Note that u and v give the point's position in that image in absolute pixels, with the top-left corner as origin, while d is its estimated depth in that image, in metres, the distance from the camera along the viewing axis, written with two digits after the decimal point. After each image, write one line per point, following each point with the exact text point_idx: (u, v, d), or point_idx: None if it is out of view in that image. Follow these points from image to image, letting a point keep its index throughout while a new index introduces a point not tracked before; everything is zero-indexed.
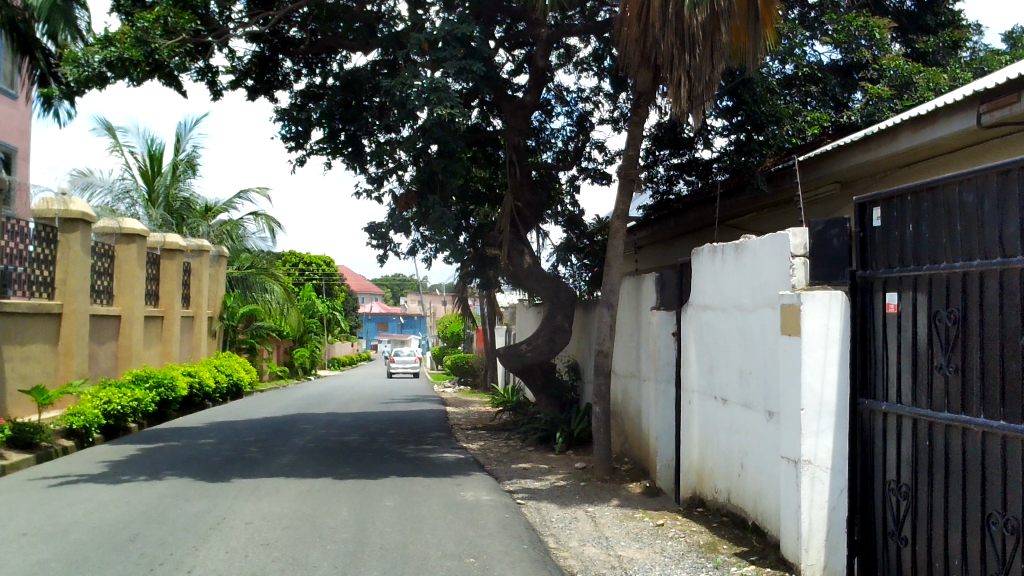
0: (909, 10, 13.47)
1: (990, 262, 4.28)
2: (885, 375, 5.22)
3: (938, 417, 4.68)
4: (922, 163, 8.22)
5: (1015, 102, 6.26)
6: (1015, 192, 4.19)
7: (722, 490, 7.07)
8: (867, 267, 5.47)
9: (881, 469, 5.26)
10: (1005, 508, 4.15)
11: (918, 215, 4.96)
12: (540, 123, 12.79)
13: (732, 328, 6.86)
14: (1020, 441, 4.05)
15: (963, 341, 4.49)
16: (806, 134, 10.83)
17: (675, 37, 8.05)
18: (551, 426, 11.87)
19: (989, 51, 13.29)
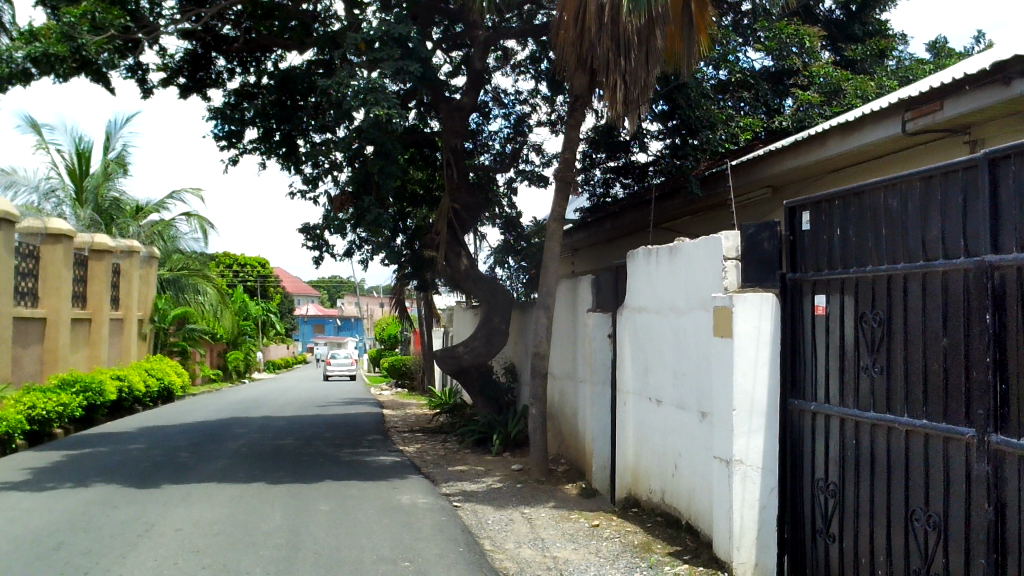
0: (837, 19, 13.78)
1: (913, 265, 4.40)
2: (814, 375, 5.34)
3: (864, 417, 4.80)
4: (850, 169, 8.42)
5: (938, 110, 6.45)
6: (937, 197, 4.31)
7: (656, 490, 7.15)
8: (796, 269, 5.58)
9: (809, 468, 5.37)
10: (927, 505, 4.27)
11: (845, 220, 5.08)
12: (476, 126, 12.77)
13: (666, 330, 6.93)
14: (942, 439, 4.18)
15: (888, 342, 4.60)
16: (739, 138, 11.05)
17: (611, 42, 8.09)
18: (488, 428, 11.87)
19: (915, 60, 13.68)
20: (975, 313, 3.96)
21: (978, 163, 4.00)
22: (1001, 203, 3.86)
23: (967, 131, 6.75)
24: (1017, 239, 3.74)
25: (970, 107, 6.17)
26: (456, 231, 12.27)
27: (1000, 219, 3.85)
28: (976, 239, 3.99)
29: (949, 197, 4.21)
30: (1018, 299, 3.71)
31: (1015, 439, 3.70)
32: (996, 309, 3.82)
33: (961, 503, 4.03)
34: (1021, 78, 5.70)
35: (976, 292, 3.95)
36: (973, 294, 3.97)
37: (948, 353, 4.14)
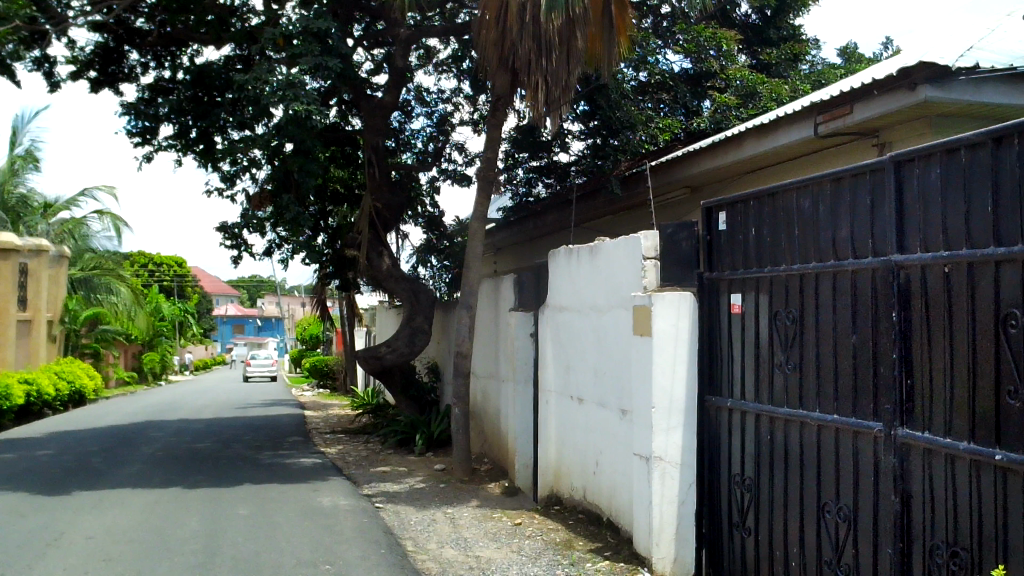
0: (754, 24, 14.05)
1: (824, 264, 4.52)
2: (730, 373, 5.44)
3: (777, 412, 4.92)
4: (764, 171, 8.61)
5: (848, 114, 6.65)
6: (847, 198, 4.42)
7: (578, 488, 7.21)
8: (713, 268, 5.69)
9: (726, 464, 5.48)
10: (838, 498, 4.40)
11: (760, 220, 5.19)
12: (399, 124, 12.70)
13: (587, 329, 7.00)
14: (851, 433, 4.31)
15: (801, 340, 4.73)
16: (658, 140, 11.15)
17: (532, 41, 8.12)
18: (411, 428, 11.81)
19: (827, 65, 14.05)
20: (882, 311, 4.10)
21: (884, 166, 4.12)
22: (906, 204, 3.99)
23: (875, 134, 6.96)
24: (922, 239, 3.87)
25: (878, 112, 6.37)
26: (378, 230, 12.18)
27: (905, 220, 3.98)
28: (882, 240, 4.12)
29: (859, 197, 4.33)
30: (923, 297, 3.84)
31: (920, 432, 3.84)
32: (901, 307, 3.95)
33: (869, 496, 4.17)
34: (926, 84, 5.90)
35: (884, 291, 4.08)
36: (881, 293, 4.10)
37: (858, 350, 4.26)
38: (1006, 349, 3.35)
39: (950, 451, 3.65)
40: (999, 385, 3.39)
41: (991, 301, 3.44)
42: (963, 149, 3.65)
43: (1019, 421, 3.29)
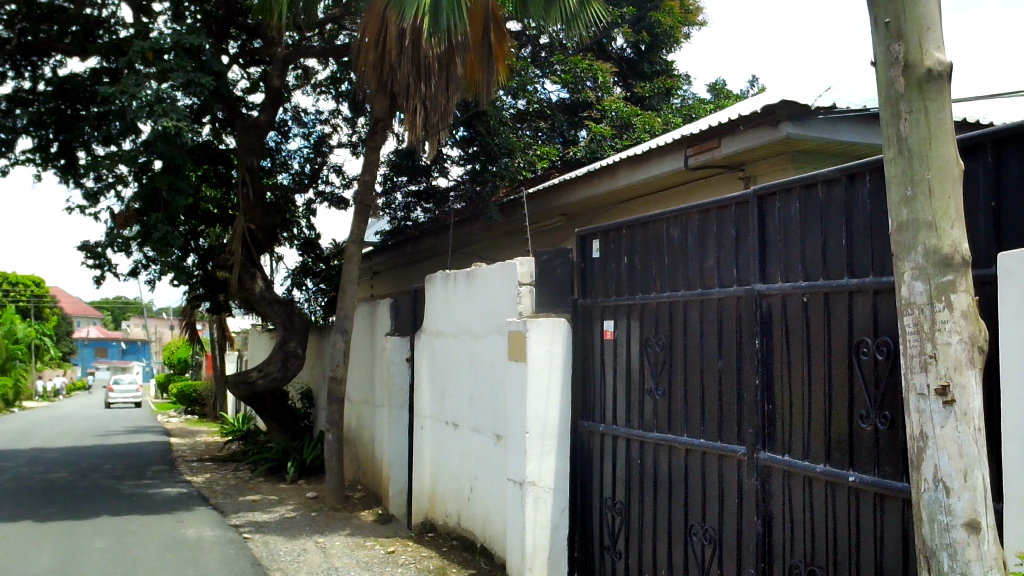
0: (628, 57, 14.40)
1: (692, 292, 4.66)
2: (603, 398, 5.53)
3: (647, 437, 5.02)
4: (637, 200, 8.84)
5: (716, 147, 6.89)
6: (713, 229, 4.57)
7: (452, 513, 7.18)
8: (586, 295, 5.79)
9: (597, 487, 5.56)
10: (704, 520, 4.52)
11: (632, 248, 5.31)
12: (275, 144, 12.45)
13: (463, 354, 7.00)
14: (717, 456, 4.44)
15: (669, 366, 4.86)
16: (536, 166, 11.33)
17: (411, 66, 8.14)
18: (282, 455, 11.52)
19: (697, 100, 14.55)
20: (746, 339, 4.24)
21: (749, 200, 4.28)
22: (768, 236, 4.16)
23: (741, 167, 7.25)
24: (783, 269, 4.04)
25: (744, 146, 6.62)
26: (251, 251, 11.89)
27: (768, 251, 4.15)
28: (746, 270, 4.28)
29: (724, 228, 4.48)
30: (783, 325, 4.00)
31: (781, 455, 3.99)
32: (764, 335, 4.10)
33: (732, 519, 4.30)
34: (788, 121, 6.17)
35: (747, 319, 4.23)
36: (745, 321, 4.25)
37: (723, 375, 4.41)
38: (858, 375, 3.52)
39: (808, 473, 3.80)
40: (852, 410, 3.56)
41: (846, 331, 3.61)
42: (819, 184, 3.83)
43: (870, 444, 3.46)
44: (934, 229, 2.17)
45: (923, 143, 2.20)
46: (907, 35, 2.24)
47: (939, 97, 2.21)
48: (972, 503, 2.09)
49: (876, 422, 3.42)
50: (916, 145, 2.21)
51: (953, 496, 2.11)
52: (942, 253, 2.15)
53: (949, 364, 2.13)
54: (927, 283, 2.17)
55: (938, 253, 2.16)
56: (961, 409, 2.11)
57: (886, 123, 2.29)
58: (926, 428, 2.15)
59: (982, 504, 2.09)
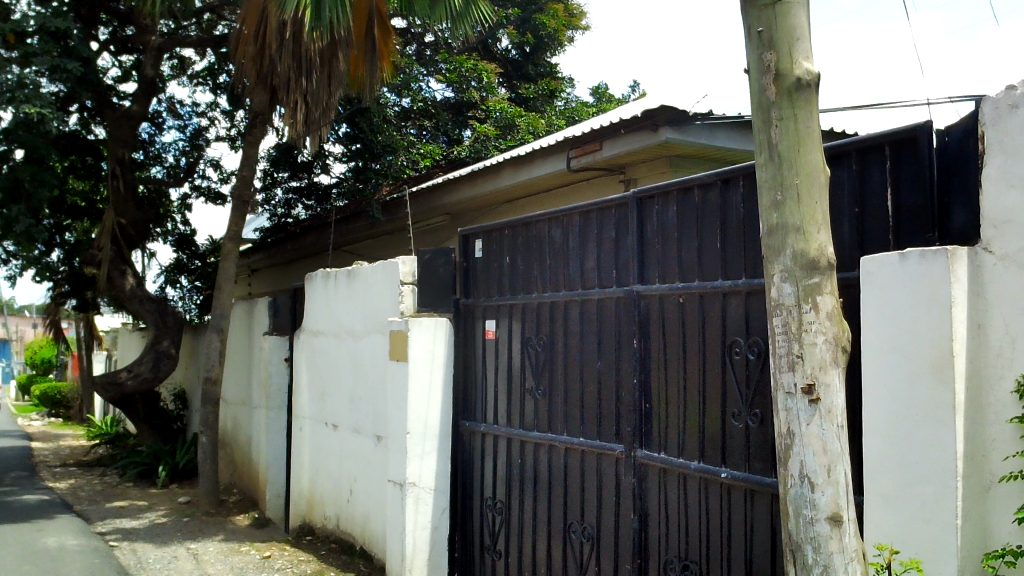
0: (513, 58, 14.46)
1: (573, 293, 4.71)
2: (484, 399, 5.53)
3: (527, 436, 5.05)
4: (521, 200, 8.90)
5: (597, 150, 6.97)
6: (594, 230, 4.62)
7: (330, 516, 7.07)
8: (469, 295, 5.79)
9: (478, 487, 5.57)
10: (583, 518, 4.57)
11: (514, 248, 5.33)
12: (148, 136, 11.92)
13: (343, 354, 6.88)
14: (595, 455, 4.49)
15: (550, 366, 4.90)
16: (419, 165, 11.24)
17: (291, 60, 7.99)
18: (153, 459, 11.10)
19: (580, 103, 14.73)
20: (625, 339, 4.31)
21: (628, 202, 4.34)
22: (646, 238, 4.23)
23: (622, 171, 7.39)
24: (660, 271, 4.12)
25: (625, 150, 6.73)
26: (121, 247, 11.40)
27: (646, 252, 4.22)
28: (624, 270, 4.35)
29: (604, 229, 4.53)
30: (660, 326, 4.09)
31: (657, 453, 4.07)
32: (641, 335, 4.18)
33: (610, 516, 4.36)
34: (666, 126, 6.30)
35: (626, 319, 4.31)
36: (624, 322, 4.32)
37: (602, 375, 4.47)
38: (731, 375, 3.63)
39: (683, 470, 3.89)
40: (725, 408, 3.66)
41: (720, 331, 3.71)
42: (695, 188, 3.92)
43: (741, 441, 3.57)
44: (802, 233, 2.17)
45: (792, 150, 2.20)
46: (779, 44, 2.24)
47: (808, 105, 2.21)
48: (835, 497, 2.10)
49: (747, 420, 3.52)
50: (786, 152, 2.20)
51: (817, 490, 2.12)
52: (809, 257, 2.15)
53: (815, 363, 2.14)
54: (794, 286, 2.17)
55: (806, 256, 2.16)
56: (825, 407, 2.13)
57: (758, 130, 2.28)
58: (793, 426, 2.16)
59: (843, 498, 2.11)
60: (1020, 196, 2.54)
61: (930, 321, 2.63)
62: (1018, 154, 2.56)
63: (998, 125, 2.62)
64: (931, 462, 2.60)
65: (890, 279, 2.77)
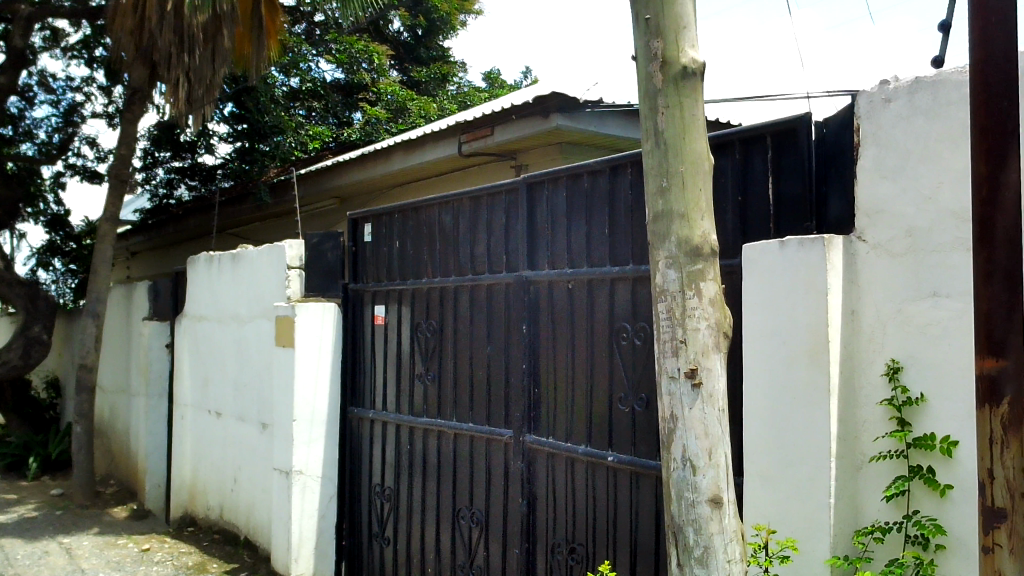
0: (406, 41, 14.24)
1: (463, 278, 4.68)
2: (372, 385, 5.47)
3: (417, 422, 5.01)
4: (412, 184, 8.83)
5: (489, 135, 6.94)
6: (484, 215, 4.59)
7: (213, 507, 6.88)
8: (357, 280, 5.72)
9: (366, 473, 5.51)
10: (472, 503, 4.57)
11: (403, 233, 5.27)
12: (17, 110, 11.27)
13: (227, 341, 6.69)
14: (483, 441, 4.49)
15: (440, 351, 4.87)
16: (308, 148, 11.01)
17: (172, 34, 7.71)
18: (23, 450, 10.57)
19: (473, 88, 14.68)
20: (514, 324, 4.32)
21: (517, 188, 4.34)
22: (536, 224, 4.23)
23: (513, 156, 7.41)
24: (550, 257, 4.13)
25: (516, 135, 6.72)
26: None
27: (536, 238, 4.23)
28: (514, 256, 4.35)
29: (495, 214, 4.51)
30: (549, 311, 4.11)
31: (546, 438, 4.09)
32: (530, 320, 4.20)
33: (498, 502, 4.38)
34: (558, 113, 6.32)
35: (515, 304, 4.31)
36: (513, 307, 4.32)
37: (491, 360, 4.47)
38: (618, 361, 3.68)
39: (570, 454, 3.92)
40: (612, 393, 3.71)
41: (607, 317, 3.76)
42: (584, 175, 3.94)
43: (627, 424, 3.62)
44: (686, 220, 2.13)
45: (678, 138, 2.15)
46: (665, 32, 2.19)
47: (694, 94, 2.17)
48: (716, 479, 2.09)
49: (632, 405, 3.58)
50: (672, 139, 2.15)
51: (698, 473, 2.10)
52: (693, 243, 2.12)
53: (698, 348, 2.12)
54: (677, 272, 2.14)
55: (689, 243, 2.13)
56: (706, 391, 2.11)
57: (644, 117, 2.23)
58: (676, 410, 2.14)
59: (724, 481, 2.11)
60: (893, 186, 2.64)
61: (807, 308, 2.70)
62: (891, 146, 2.65)
63: (873, 119, 2.71)
64: (807, 444, 2.68)
65: (771, 266, 2.83)
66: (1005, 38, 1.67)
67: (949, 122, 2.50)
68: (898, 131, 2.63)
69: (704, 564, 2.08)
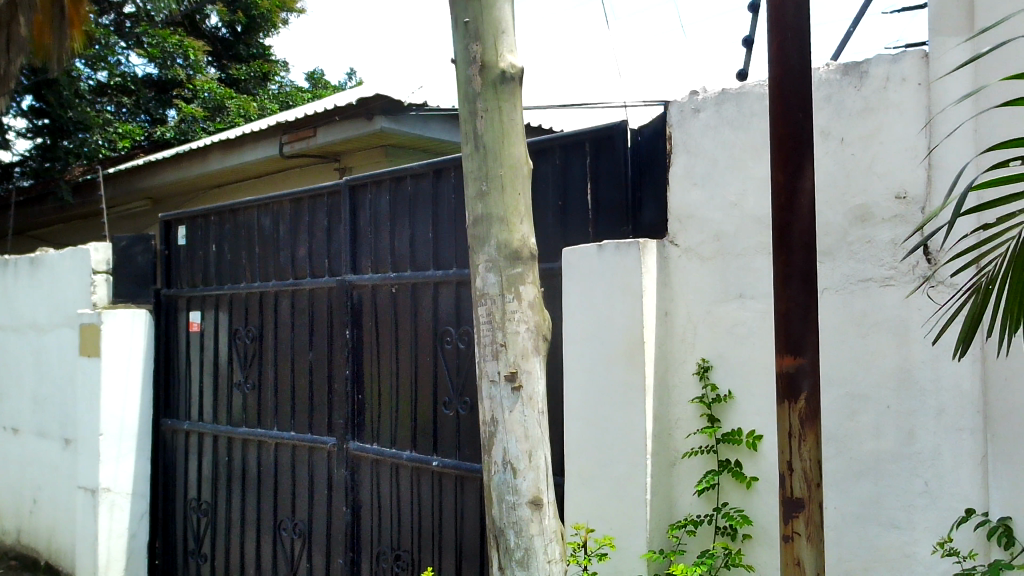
0: (224, 37, 13.69)
1: (283, 282, 4.55)
2: (188, 395, 5.22)
3: (235, 433, 4.82)
4: (232, 185, 8.52)
5: (311, 136, 6.77)
6: (305, 219, 4.47)
7: (9, 530, 6.38)
8: (171, 285, 5.45)
9: (181, 487, 5.26)
10: (294, 514, 4.44)
11: (221, 236, 5.05)
12: None
13: (25, 352, 6.21)
14: (306, 449, 4.37)
15: (259, 358, 4.71)
16: (117, 146, 10.42)
17: None
18: None
19: (295, 88, 14.33)
20: (337, 330, 4.23)
21: (339, 190, 4.24)
22: (359, 227, 4.16)
23: (337, 158, 7.29)
24: (373, 260, 4.07)
25: (340, 137, 6.59)
26: None
27: (358, 242, 4.15)
28: (337, 260, 4.26)
29: (317, 218, 4.39)
30: (372, 316, 4.05)
31: (369, 444, 4.02)
32: (353, 325, 4.12)
33: (322, 511, 4.27)
34: (381, 115, 6.25)
35: (337, 309, 4.22)
36: (335, 311, 4.23)
37: (313, 367, 4.35)
38: (442, 366, 3.68)
39: (395, 460, 3.87)
40: (436, 397, 3.70)
41: (431, 321, 3.74)
42: (407, 178, 3.91)
43: (451, 429, 3.62)
44: (506, 223, 2.14)
45: (498, 142, 2.16)
46: (484, 36, 2.18)
47: (512, 98, 2.18)
48: (536, 481, 2.11)
49: (457, 408, 3.59)
50: (491, 143, 2.15)
51: (518, 476, 2.11)
52: (512, 247, 2.13)
53: (517, 351, 2.13)
54: (497, 275, 2.14)
55: (509, 247, 2.14)
56: (527, 393, 2.12)
57: (463, 120, 2.21)
58: (496, 413, 2.13)
59: (543, 482, 2.13)
60: (701, 193, 2.76)
61: (623, 310, 2.77)
62: (700, 154, 2.77)
63: (683, 128, 2.82)
64: (625, 443, 2.75)
65: (588, 269, 2.89)
66: (800, 51, 1.77)
67: (753, 132, 2.64)
68: (706, 140, 2.76)
69: (525, 566, 2.09)
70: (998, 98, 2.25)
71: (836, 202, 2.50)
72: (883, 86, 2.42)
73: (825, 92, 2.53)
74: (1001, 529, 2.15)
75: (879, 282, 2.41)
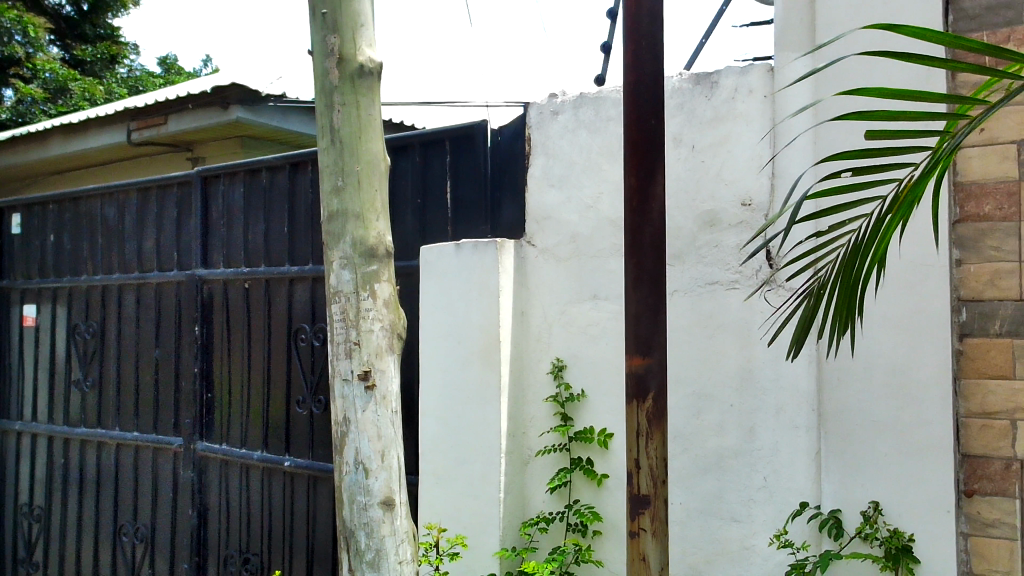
0: (68, 16, 12.82)
1: (128, 275, 4.34)
2: (20, 393, 4.90)
3: (72, 434, 4.56)
4: (74, 172, 8.07)
5: (162, 124, 6.50)
6: (152, 209, 4.27)
7: None
8: (3, 276, 5.11)
9: (12, 492, 4.94)
10: (135, 518, 4.24)
11: (59, 225, 4.77)
12: None
13: None
14: (150, 450, 4.18)
15: (100, 355, 4.48)
16: None
17: None
18: None
19: (145, 73, 13.71)
20: (184, 326, 4.07)
21: (190, 181, 4.08)
22: (210, 220, 4.01)
23: (188, 147, 7.02)
24: (225, 254, 3.94)
25: (193, 126, 6.35)
26: None
27: (209, 235, 4.00)
28: (186, 253, 4.09)
29: (165, 208, 4.21)
30: (223, 312, 3.92)
31: (217, 445, 3.89)
32: (202, 322, 3.97)
33: (166, 514, 4.09)
34: (237, 105, 6.05)
35: (186, 305, 4.06)
36: (183, 307, 4.07)
37: (159, 364, 4.17)
38: (296, 364, 3.60)
39: (245, 461, 3.75)
40: (289, 395, 3.62)
41: (285, 318, 3.65)
42: (263, 170, 3.79)
43: (304, 428, 3.55)
44: (362, 220, 2.11)
45: (354, 137, 2.12)
46: (342, 28, 2.13)
47: (370, 93, 2.15)
48: (388, 481, 2.08)
49: (311, 407, 3.52)
50: (347, 138, 2.11)
51: (370, 476, 2.08)
52: (368, 244, 2.10)
53: (371, 349, 2.10)
54: (352, 273, 2.10)
55: (364, 244, 2.10)
56: (380, 393, 2.09)
57: (319, 114, 2.16)
58: (348, 413, 2.09)
59: (396, 482, 2.11)
60: (558, 195, 2.80)
61: (480, 308, 2.78)
62: (557, 157, 2.81)
63: (541, 130, 2.86)
64: (479, 441, 2.75)
65: (445, 268, 2.88)
66: (653, 58, 1.81)
67: (608, 137, 2.70)
68: (564, 143, 2.80)
69: (376, 567, 2.06)
70: (836, 112, 2.38)
71: (685, 207, 2.59)
72: (732, 97, 2.52)
73: (678, 100, 2.62)
74: (831, 520, 2.30)
75: (725, 285, 2.50)
